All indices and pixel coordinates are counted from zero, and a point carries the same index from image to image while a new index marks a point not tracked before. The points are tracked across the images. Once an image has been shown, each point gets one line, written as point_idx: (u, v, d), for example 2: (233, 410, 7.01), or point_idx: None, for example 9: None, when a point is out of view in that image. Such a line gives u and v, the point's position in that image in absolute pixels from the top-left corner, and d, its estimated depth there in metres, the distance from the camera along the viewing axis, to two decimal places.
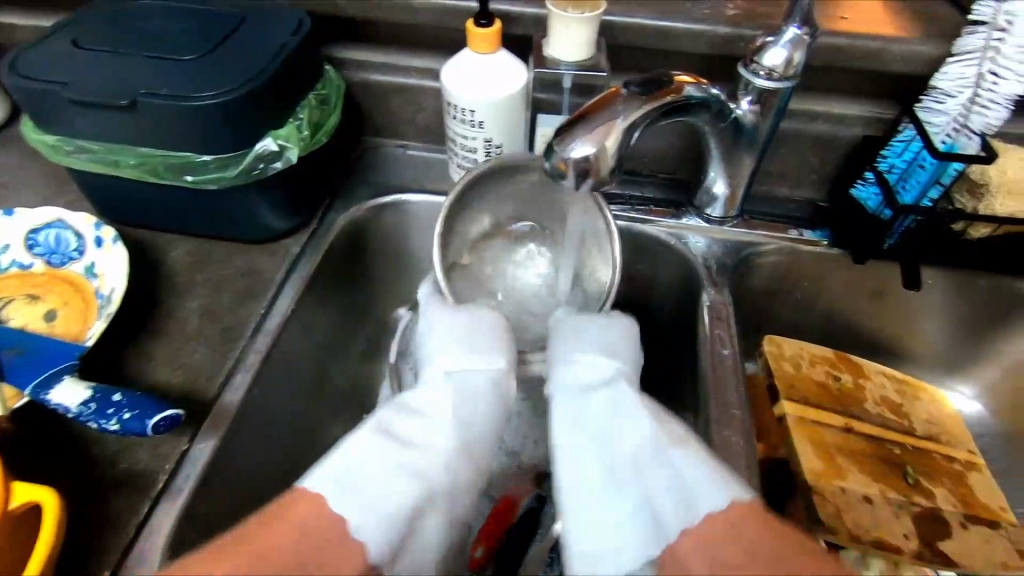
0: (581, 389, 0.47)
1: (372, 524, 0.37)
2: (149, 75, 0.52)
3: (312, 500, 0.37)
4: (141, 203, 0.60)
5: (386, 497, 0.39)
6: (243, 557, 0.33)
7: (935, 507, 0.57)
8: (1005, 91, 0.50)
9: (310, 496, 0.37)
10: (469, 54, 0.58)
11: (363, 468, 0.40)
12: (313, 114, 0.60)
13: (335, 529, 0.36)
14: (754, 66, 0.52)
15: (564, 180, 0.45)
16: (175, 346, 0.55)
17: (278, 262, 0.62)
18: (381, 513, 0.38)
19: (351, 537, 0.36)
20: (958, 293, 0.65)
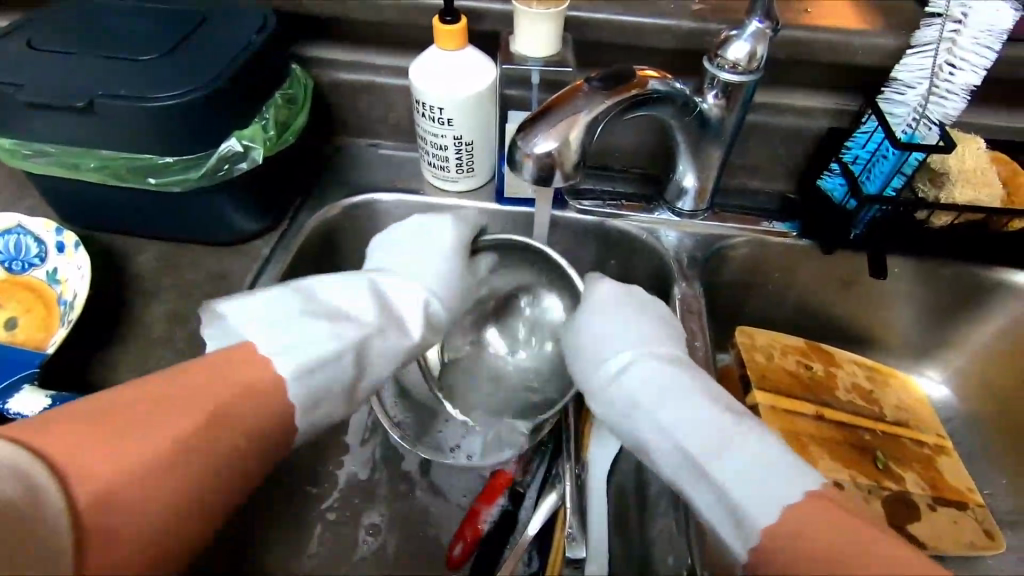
0: (620, 362, 0.50)
1: (294, 362, 0.42)
2: (107, 76, 0.51)
3: (249, 351, 0.41)
4: (104, 206, 0.59)
5: (305, 339, 0.44)
6: (184, 416, 0.36)
7: (904, 491, 0.58)
8: (961, 81, 0.52)
9: (247, 350, 0.42)
10: (436, 50, 0.58)
11: (282, 312, 0.45)
12: (280, 114, 0.60)
13: (246, 363, 0.40)
14: (719, 60, 0.52)
15: (528, 176, 0.45)
16: (141, 352, 0.54)
17: (247, 264, 0.61)
18: (303, 348, 0.43)
19: (256, 361, 0.41)
20: (924, 281, 0.66)
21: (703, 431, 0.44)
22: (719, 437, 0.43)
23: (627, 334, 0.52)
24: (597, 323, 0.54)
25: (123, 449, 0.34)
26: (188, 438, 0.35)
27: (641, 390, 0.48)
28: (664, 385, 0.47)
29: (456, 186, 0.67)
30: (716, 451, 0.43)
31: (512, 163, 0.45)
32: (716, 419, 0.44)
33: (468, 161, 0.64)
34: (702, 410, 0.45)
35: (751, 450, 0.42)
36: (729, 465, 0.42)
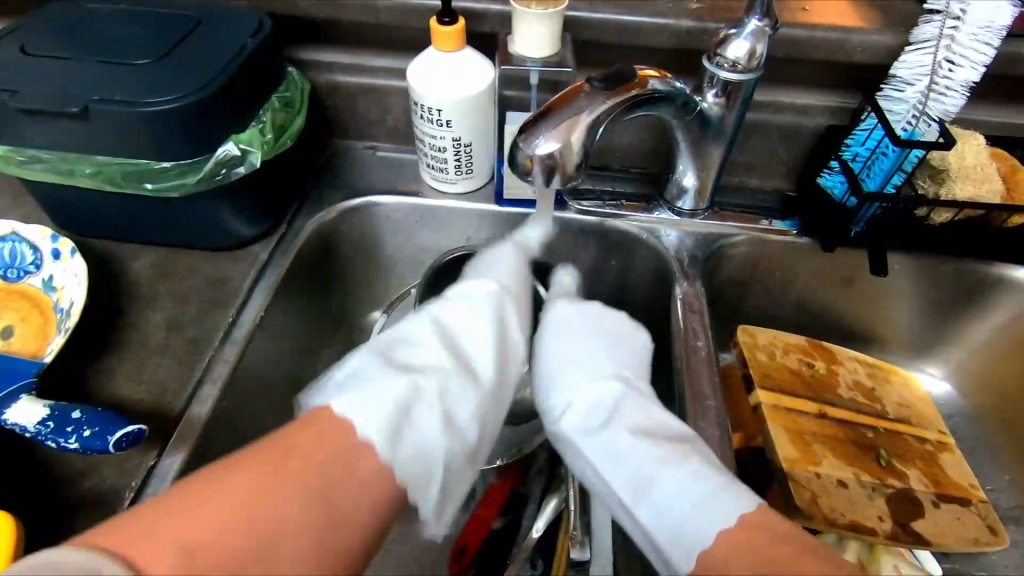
0: (566, 386, 0.53)
1: (372, 421, 0.43)
2: (101, 81, 0.50)
3: (330, 414, 0.43)
4: (101, 213, 0.58)
5: (383, 401, 0.44)
6: (274, 458, 0.39)
7: (908, 488, 0.58)
8: (960, 79, 0.51)
9: (330, 413, 0.43)
10: (434, 52, 0.57)
11: (371, 390, 0.45)
12: (277, 117, 0.59)
13: (347, 429, 0.42)
14: (718, 59, 0.52)
15: (531, 178, 0.45)
16: (140, 359, 0.54)
17: (246, 269, 0.61)
18: (378, 407, 0.44)
19: (354, 427, 0.42)
20: (924, 278, 0.66)
21: (630, 458, 0.47)
22: (644, 470, 0.46)
23: (577, 359, 0.55)
24: (550, 346, 0.57)
25: (225, 486, 0.37)
26: (270, 477, 0.38)
27: (580, 415, 0.51)
28: (604, 414, 0.51)
29: (455, 187, 0.67)
30: (641, 483, 0.46)
31: (514, 164, 0.45)
32: (645, 447, 0.47)
33: (467, 162, 0.64)
34: (632, 438, 0.48)
35: (670, 479, 0.45)
36: (651, 496, 0.45)
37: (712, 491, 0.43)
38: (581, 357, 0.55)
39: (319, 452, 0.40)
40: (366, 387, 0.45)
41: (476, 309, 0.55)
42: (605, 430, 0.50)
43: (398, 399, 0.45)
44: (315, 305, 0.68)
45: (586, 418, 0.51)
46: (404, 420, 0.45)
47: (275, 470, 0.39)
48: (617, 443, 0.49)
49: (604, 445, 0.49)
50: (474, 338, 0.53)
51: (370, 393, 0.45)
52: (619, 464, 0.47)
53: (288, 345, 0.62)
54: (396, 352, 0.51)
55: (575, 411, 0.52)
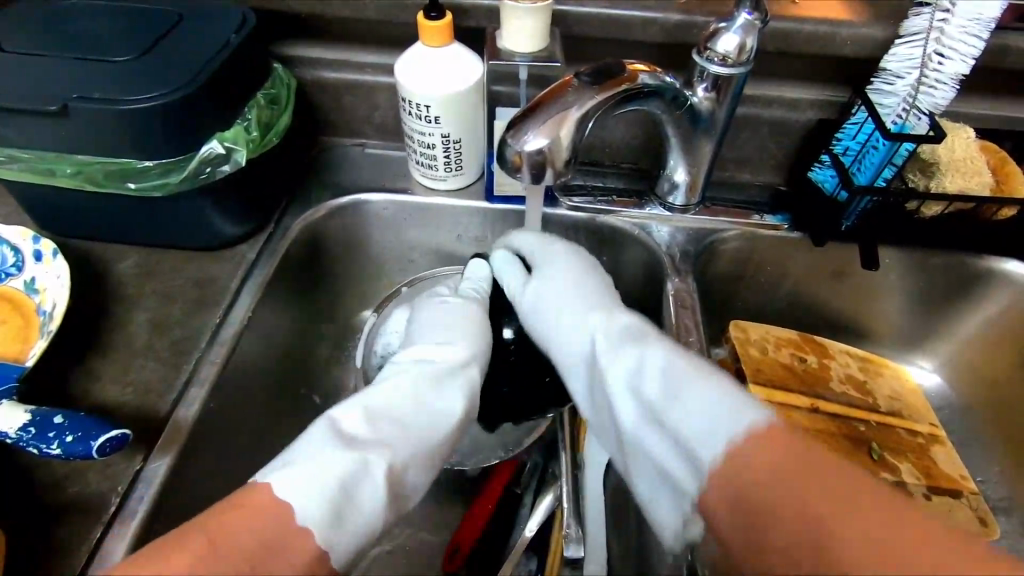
0: (603, 349, 0.46)
1: (314, 509, 0.36)
2: (80, 78, 0.49)
3: (268, 507, 0.35)
4: (83, 213, 0.57)
5: (322, 484, 0.37)
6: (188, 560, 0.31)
7: (900, 481, 0.59)
8: (950, 71, 0.51)
9: (267, 501, 0.35)
10: (421, 47, 0.57)
11: (303, 467, 0.38)
12: (263, 114, 0.58)
13: (282, 526, 0.35)
14: (708, 53, 0.51)
15: (520, 175, 0.45)
16: (124, 362, 0.53)
17: (233, 268, 0.60)
18: (319, 495, 0.37)
19: (298, 524, 0.35)
20: (915, 272, 0.66)
21: (653, 418, 0.42)
22: (673, 378, 0.41)
23: (579, 295, 0.51)
24: (556, 301, 0.52)
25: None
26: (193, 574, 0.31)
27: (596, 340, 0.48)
28: (632, 378, 0.44)
29: (444, 184, 0.66)
30: (667, 398, 0.40)
31: (503, 161, 0.44)
32: (675, 397, 0.40)
33: (456, 159, 0.63)
34: (651, 361, 0.43)
35: (701, 421, 0.38)
36: (673, 404, 0.40)
37: (743, 401, 0.37)
38: (597, 321, 0.49)
39: (250, 535, 0.33)
40: (290, 469, 0.38)
41: (423, 378, 0.47)
42: (622, 357, 0.45)
43: (332, 474, 0.38)
44: (304, 305, 0.67)
45: (603, 342, 0.47)
46: (343, 504, 0.38)
47: (208, 554, 0.32)
48: (629, 371, 0.44)
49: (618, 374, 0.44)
50: (415, 400, 0.45)
51: (300, 464, 0.38)
52: (625, 373, 0.44)
53: (277, 345, 0.62)
54: (339, 425, 0.42)
55: (598, 372, 0.46)
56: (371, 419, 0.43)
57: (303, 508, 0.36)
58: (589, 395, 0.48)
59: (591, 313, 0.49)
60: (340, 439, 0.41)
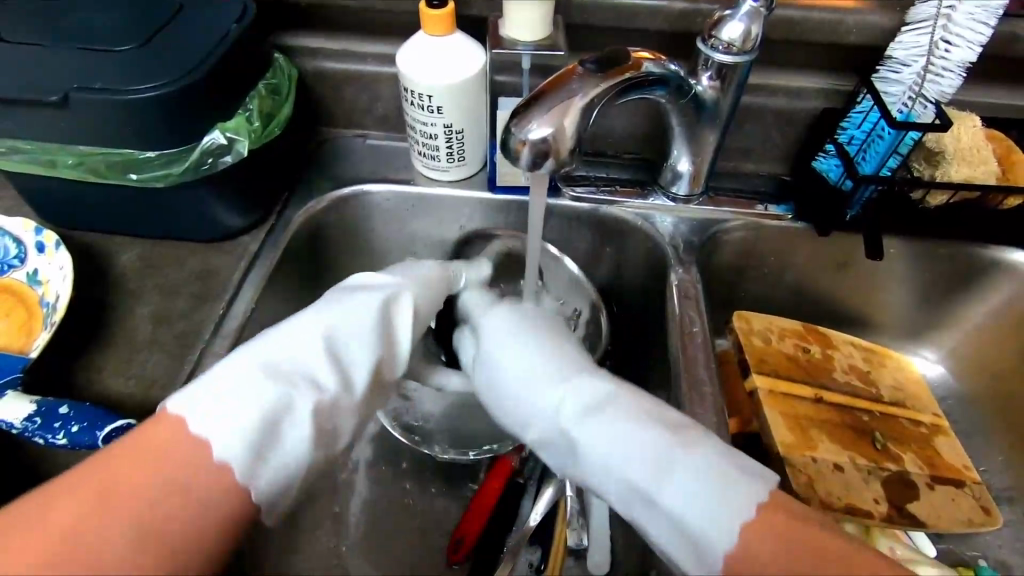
0: (561, 407, 0.45)
1: (235, 446, 0.38)
2: (81, 68, 0.49)
3: (176, 428, 0.38)
4: (84, 204, 0.57)
5: (244, 413, 0.39)
6: (89, 499, 0.34)
7: (904, 471, 0.59)
8: (957, 58, 0.51)
9: (175, 424, 0.38)
10: (423, 36, 0.56)
11: (230, 395, 0.40)
12: (264, 105, 0.58)
13: (181, 467, 0.36)
14: (712, 40, 0.51)
15: (523, 164, 0.44)
16: (129, 353, 0.53)
17: (236, 260, 0.60)
18: (240, 431, 0.38)
19: (214, 459, 0.37)
20: (919, 262, 0.66)
21: (691, 503, 0.39)
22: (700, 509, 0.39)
23: (555, 366, 0.47)
24: (515, 389, 0.47)
25: (40, 526, 0.34)
26: (91, 516, 0.34)
27: (543, 431, 0.45)
28: (625, 455, 0.41)
29: (446, 175, 0.66)
30: (663, 467, 0.40)
31: (506, 150, 0.44)
32: (659, 487, 0.40)
33: (459, 149, 0.63)
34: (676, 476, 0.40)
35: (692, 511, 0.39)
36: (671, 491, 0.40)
37: (734, 477, 0.39)
38: (609, 439, 0.42)
39: (139, 488, 0.35)
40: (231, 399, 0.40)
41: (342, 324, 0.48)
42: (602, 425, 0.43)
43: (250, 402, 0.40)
44: (307, 297, 0.67)
45: (585, 416, 0.43)
46: (270, 435, 0.40)
47: (104, 502, 0.34)
48: (601, 446, 0.42)
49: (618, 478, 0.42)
50: (351, 338, 0.47)
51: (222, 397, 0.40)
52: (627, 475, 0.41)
53: None
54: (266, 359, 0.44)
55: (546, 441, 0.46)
56: (297, 355, 0.45)
57: (221, 441, 0.38)
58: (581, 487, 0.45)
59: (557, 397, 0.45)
60: (266, 373, 0.42)
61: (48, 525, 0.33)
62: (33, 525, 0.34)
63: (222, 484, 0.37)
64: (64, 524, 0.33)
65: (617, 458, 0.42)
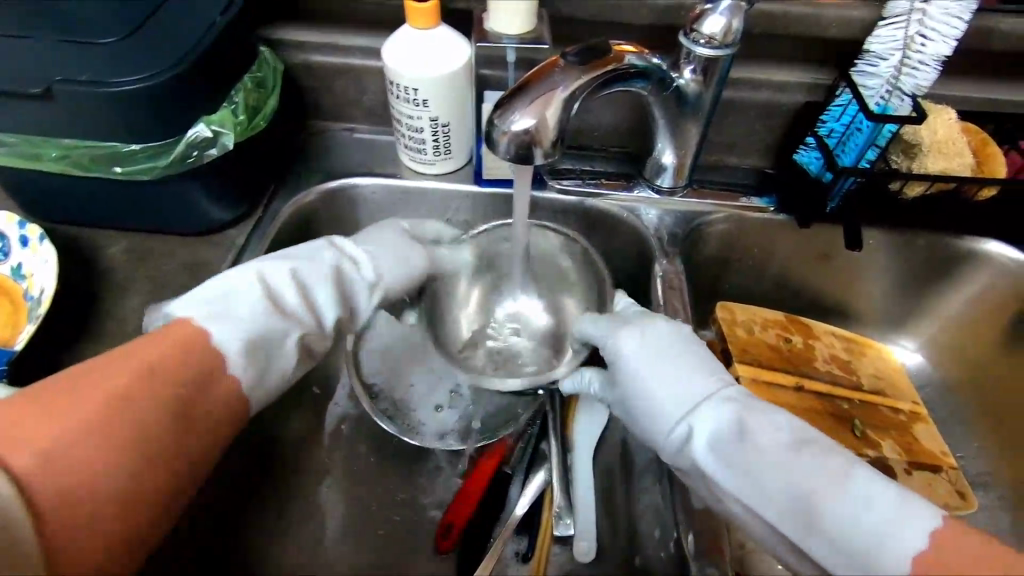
0: (730, 398, 0.46)
1: (229, 337, 0.44)
2: (64, 61, 0.49)
3: (190, 334, 0.43)
4: (68, 197, 0.57)
5: (239, 318, 0.46)
6: (127, 379, 0.38)
7: (882, 457, 0.60)
8: (932, 53, 0.52)
9: (185, 327, 0.43)
10: (409, 29, 0.56)
11: (219, 306, 0.46)
12: (249, 97, 0.58)
13: (198, 353, 0.42)
14: (694, 34, 0.52)
15: (506, 156, 0.45)
16: (115, 346, 0.53)
17: (222, 253, 0.60)
18: (234, 327, 0.45)
19: (213, 345, 0.43)
20: (899, 253, 0.67)
21: (856, 499, 0.38)
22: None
23: (688, 360, 0.48)
24: (676, 371, 0.48)
25: (73, 416, 0.36)
26: (130, 396, 0.38)
27: (673, 406, 0.46)
28: (787, 451, 0.41)
29: (432, 168, 0.66)
30: (800, 499, 0.39)
31: (490, 142, 0.45)
32: (823, 483, 0.39)
33: (445, 143, 0.63)
34: (811, 542, 0.39)
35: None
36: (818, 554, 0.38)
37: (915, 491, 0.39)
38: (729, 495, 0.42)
39: (178, 364, 0.41)
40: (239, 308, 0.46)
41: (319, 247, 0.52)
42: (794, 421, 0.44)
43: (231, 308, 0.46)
44: None
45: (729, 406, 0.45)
46: (261, 348, 0.46)
47: (143, 382, 0.39)
48: (745, 436, 0.43)
49: (760, 468, 0.41)
50: (312, 280, 0.51)
51: (215, 303, 0.46)
52: (813, 466, 0.40)
53: None
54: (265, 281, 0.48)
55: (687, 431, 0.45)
56: (282, 278, 0.50)
57: (218, 331, 0.44)
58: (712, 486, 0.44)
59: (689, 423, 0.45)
60: (262, 296, 0.48)
61: (75, 410, 0.37)
62: (44, 416, 0.36)
63: (229, 391, 0.44)
64: (88, 417, 0.37)
65: (750, 489, 0.41)
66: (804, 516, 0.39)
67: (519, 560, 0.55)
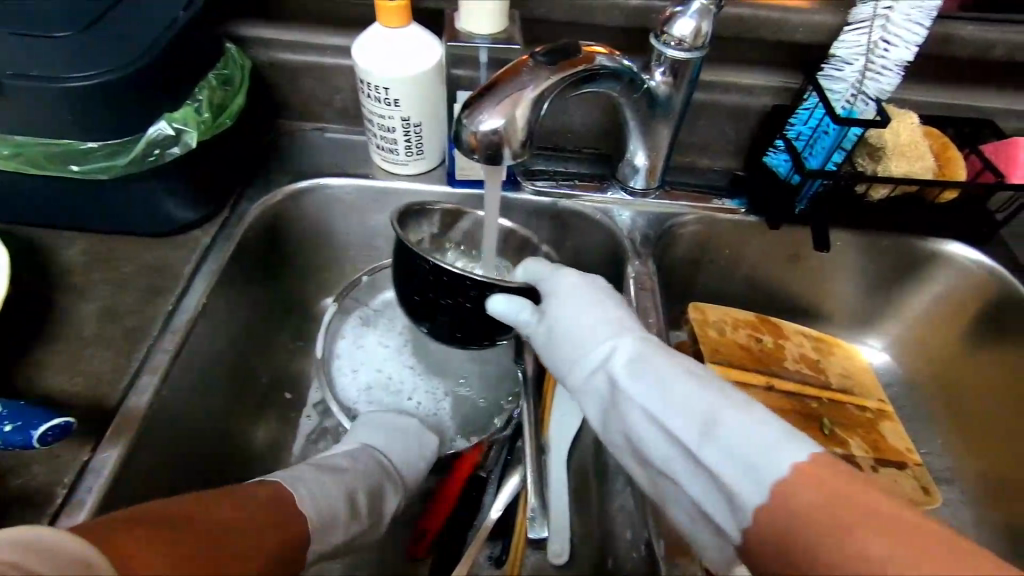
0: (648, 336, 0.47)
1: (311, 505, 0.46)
2: (15, 55, 0.47)
3: (275, 494, 0.44)
4: (23, 197, 0.55)
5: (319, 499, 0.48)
6: (223, 530, 0.36)
7: (849, 454, 0.61)
8: (895, 58, 0.53)
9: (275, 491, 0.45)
10: (379, 28, 0.56)
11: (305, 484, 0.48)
12: (214, 96, 0.57)
13: (282, 518, 0.43)
14: (664, 36, 0.52)
15: (475, 156, 0.44)
16: (72, 350, 0.51)
17: (186, 254, 0.58)
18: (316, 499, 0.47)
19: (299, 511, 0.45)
20: (865, 253, 0.69)
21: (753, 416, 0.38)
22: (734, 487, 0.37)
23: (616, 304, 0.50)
24: (605, 308, 0.49)
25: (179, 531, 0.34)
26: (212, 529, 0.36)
27: (598, 336, 0.47)
28: (698, 378, 0.42)
29: (405, 169, 0.65)
30: (703, 415, 0.39)
31: (459, 142, 0.44)
32: (725, 401, 0.40)
33: (417, 143, 0.62)
34: (705, 449, 0.38)
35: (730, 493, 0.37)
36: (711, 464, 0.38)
37: None
38: (637, 409, 0.43)
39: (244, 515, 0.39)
40: (317, 478, 0.50)
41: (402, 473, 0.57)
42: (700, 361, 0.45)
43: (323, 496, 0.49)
44: (264, 292, 0.66)
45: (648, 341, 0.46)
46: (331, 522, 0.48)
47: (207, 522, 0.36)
48: (660, 361, 0.44)
49: (669, 386, 0.42)
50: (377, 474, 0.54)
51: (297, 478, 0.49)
52: (714, 388, 0.41)
53: (235, 333, 0.60)
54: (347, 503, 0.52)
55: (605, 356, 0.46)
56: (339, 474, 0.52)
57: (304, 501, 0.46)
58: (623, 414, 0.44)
59: (611, 347, 0.46)
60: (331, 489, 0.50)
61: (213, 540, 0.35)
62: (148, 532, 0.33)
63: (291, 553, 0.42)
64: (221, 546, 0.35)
65: (655, 404, 0.42)
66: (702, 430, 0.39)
67: (490, 561, 0.55)
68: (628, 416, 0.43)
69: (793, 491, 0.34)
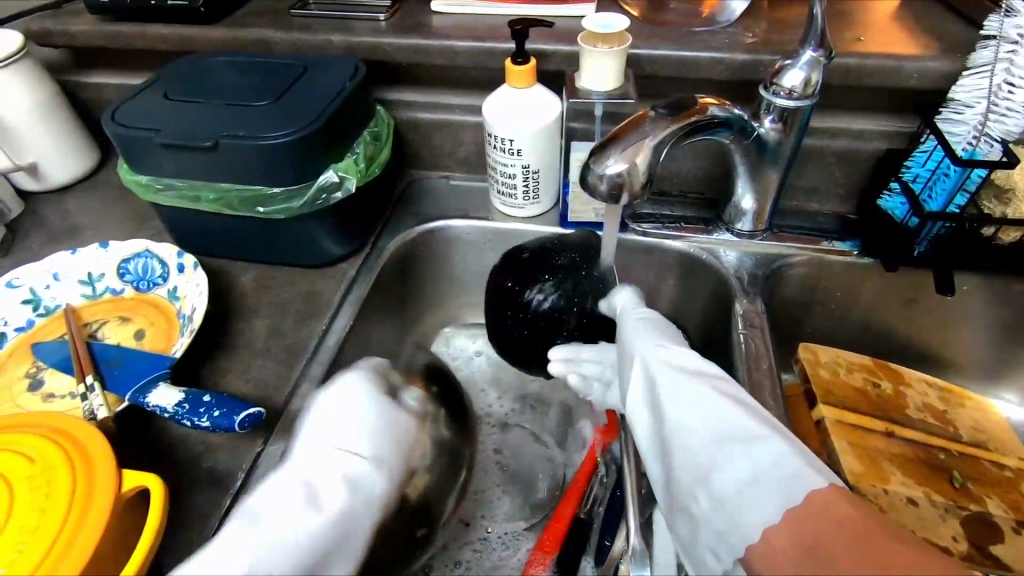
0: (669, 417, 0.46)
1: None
2: (228, 121, 0.59)
3: None
4: (215, 235, 0.67)
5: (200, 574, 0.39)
6: None
7: (985, 511, 0.56)
8: (1021, 99, 0.53)
9: None
10: (508, 89, 0.63)
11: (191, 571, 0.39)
12: (368, 149, 0.67)
13: None
14: (774, 87, 0.55)
15: (601, 196, 0.49)
16: (247, 361, 0.60)
17: (337, 284, 0.67)
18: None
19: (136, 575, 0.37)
20: (996, 300, 0.65)
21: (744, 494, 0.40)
22: (781, 475, 0.40)
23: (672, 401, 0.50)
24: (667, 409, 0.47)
25: None
26: None
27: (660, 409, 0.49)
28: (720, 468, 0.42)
29: (522, 212, 0.72)
30: (762, 479, 0.40)
31: (586, 183, 0.49)
32: (742, 461, 0.42)
33: (534, 188, 0.69)
34: (768, 441, 0.42)
35: (752, 495, 0.40)
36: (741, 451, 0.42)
37: (798, 477, 0.39)
38: (691, 390, 0.47)
39: None
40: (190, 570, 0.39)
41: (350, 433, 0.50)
42: (691, 458, 0.43)
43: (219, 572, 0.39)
44: (394, 318, 0.73)
45: (682, 434, 0.45)
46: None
47: None
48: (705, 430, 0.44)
49: (696, 437, 0.44)
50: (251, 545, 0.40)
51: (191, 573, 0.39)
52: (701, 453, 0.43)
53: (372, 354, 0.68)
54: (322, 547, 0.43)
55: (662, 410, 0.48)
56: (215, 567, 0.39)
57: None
58: (694, 429, 0.45)
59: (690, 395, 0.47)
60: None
61: None
62: None
63: None
64: None
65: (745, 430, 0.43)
66: (773, 467, 0.41)
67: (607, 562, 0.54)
68: (693, 444, 0.44)
69: (782, 541, 0.37)
